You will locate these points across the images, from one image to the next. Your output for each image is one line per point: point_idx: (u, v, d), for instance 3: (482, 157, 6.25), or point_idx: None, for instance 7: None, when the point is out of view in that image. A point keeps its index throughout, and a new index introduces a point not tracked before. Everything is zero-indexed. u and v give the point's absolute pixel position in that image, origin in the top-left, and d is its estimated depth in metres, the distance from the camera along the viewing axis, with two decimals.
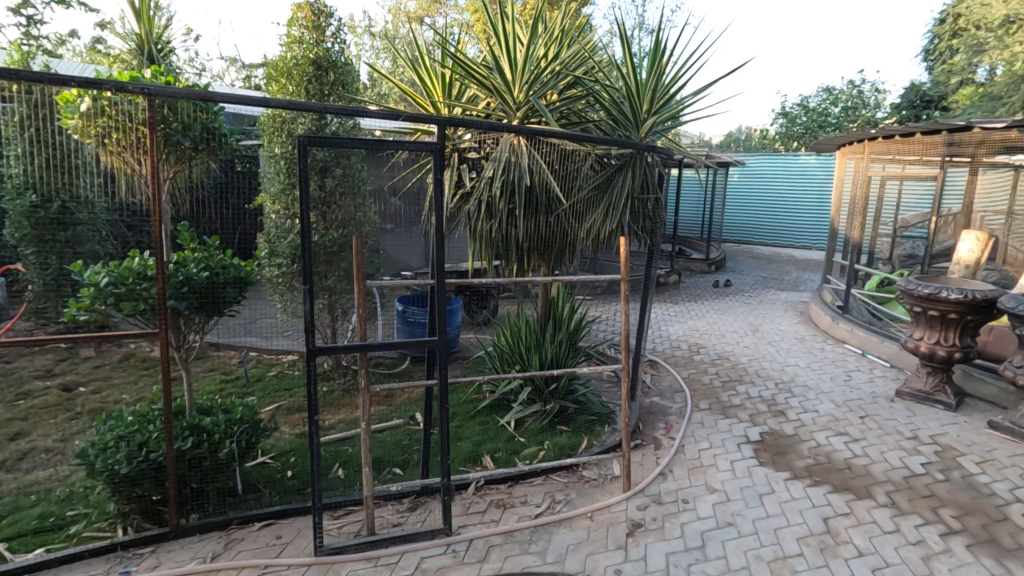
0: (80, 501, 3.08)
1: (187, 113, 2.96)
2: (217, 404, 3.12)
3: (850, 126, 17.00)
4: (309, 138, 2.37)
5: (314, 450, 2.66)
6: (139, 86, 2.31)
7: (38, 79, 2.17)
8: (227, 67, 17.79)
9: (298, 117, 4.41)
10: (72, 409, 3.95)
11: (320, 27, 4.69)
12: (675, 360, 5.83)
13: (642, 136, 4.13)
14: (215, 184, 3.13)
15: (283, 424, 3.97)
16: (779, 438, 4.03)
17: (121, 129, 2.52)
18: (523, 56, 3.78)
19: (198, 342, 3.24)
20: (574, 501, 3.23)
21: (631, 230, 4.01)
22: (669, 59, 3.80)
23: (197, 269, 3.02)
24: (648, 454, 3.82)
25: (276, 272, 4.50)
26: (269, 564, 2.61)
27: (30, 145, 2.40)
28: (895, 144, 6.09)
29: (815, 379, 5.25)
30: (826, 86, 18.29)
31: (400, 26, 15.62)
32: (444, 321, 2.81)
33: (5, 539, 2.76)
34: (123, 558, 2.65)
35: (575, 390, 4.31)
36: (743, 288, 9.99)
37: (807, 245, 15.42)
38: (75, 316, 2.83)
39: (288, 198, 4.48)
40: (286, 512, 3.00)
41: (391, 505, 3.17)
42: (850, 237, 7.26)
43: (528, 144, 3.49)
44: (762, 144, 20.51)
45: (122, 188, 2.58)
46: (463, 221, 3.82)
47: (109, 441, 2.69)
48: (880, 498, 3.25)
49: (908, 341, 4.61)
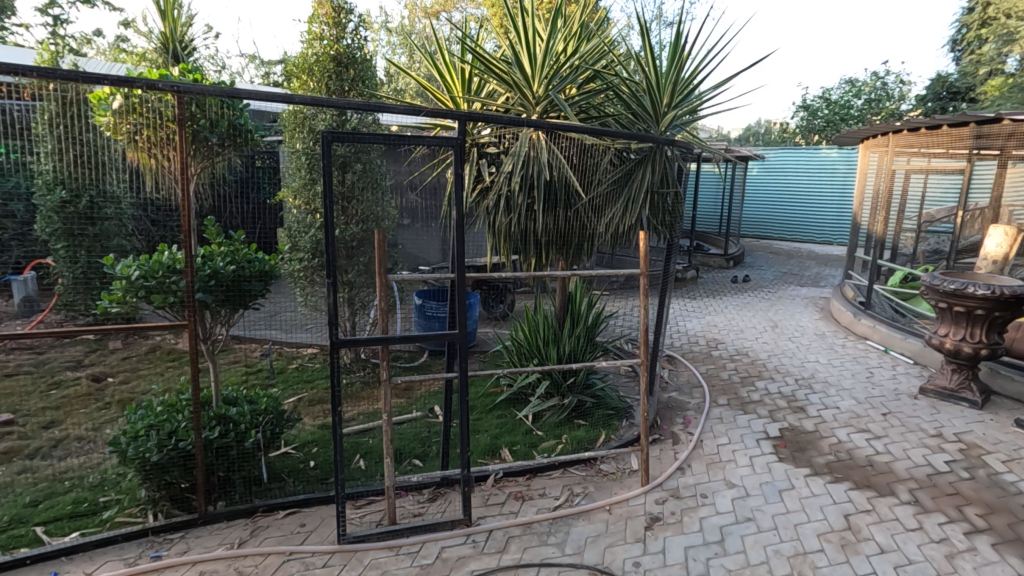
0: (112, 488, 3.18)
1: (215, 110, 2.97)
2: (242, 395, 3.19)
3: (874, 119, 16.65)
4: (333, 134, 2.47)
5: (337, 440, 2.71)
6: (169, 84, 2.37)
7: (72, 77, 2.24)
8: (247, 64, 17.99)
9: (318, 113, 4.50)
10: (101, 400, 4.18)
11: (341, 24, 4.73)
12: (692, 355, 5.81)
13: (662, 131, 4.08)
14: (237, 179, 3.09)
15: (305, 415, 4.05)
16: (799, 435, 4.00)
17: (151, 126, 2.61)
18: (543, 50, 3.78)
19: (223, 335, 3.34)
20: (592, 494, 3.25)
21: (651, 225, 3.98)
22: (690, 52, 3.78)
23: (223, 263, 3.16)
24: (666, 449, 3.82)
25: (297, 265, 4.63)
26: (294, 551, 2.67)
27: (61, 143, 2.45)
28: (920, 137, 6.03)
29: (836, 375, 5.19)
30: (848, 77, 17.94)
31: (417, 21, 15.71)
32: (464, 314, 2.87)
33: (43, 523, 2.88)
34: (154, 543, 2.74)
35: (593, 384, 4.31)
36: (762, 283, 9.89)
37: (826, 241, 15.22)
38: (106, 308, 2.91)
39: (309, 193, 4.54)
40: (309, 502, 3.06)
41: (412, 495, 3.22)
42: (872, 232, 7.14)
43: (547, 138, 3.45)
44: (781, 138, 20.18)
45: (148, 184, 2.64)
46: (482, 215, 3.78)
47: (140, 429, 2.78)
48: (902, 495, 3.21)
49: (933, 337, 4.55)
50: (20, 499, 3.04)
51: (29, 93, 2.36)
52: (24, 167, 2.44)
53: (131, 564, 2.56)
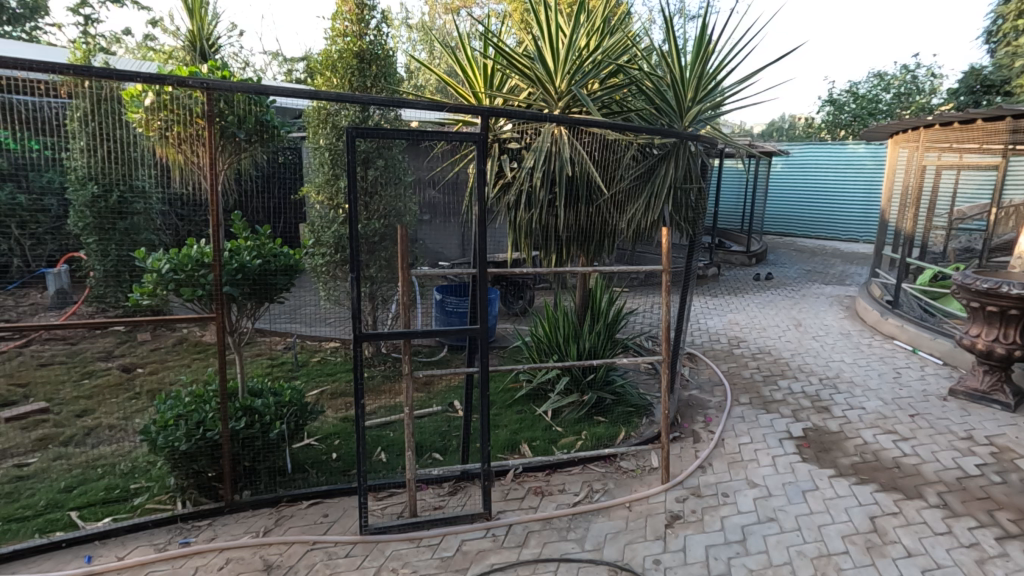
0: (142, 475, 3.26)
1: (242, 107, 3.01)
2: (267, 387, 3.25)
3: (903, 114, 16.20)
4: (357, 130, 2.48)
5: (360, 432, 2.75)
6: (199, 81, 2.41)
7: (107, 75, 2.29)
8: (270, 61, 18.14)
9: (341, 109, 4.46)
10: (131, 390, 4.21)
11: (363, 20, 4.76)
12: (713, 353, 5.76)
13: (686, 126, 4.04)
14: (261, 175, 3.17)
15: (328, 408, 4.10)
16: (824, 435, 3.93)
17: (181, 122, 2.66)
18: (566, 45, 3.75)
19: (249, 329, 3.40)
20: (611, 491, 3.24)
21: (674, 221, 3.97)
22: (716, 45, 3.73)
23: (250, 258, 3.23)
24: (687, 447, 3.80)
25: (320, 260, 4.70)
26: (317, 540, 2.71)
27: (93, 139, 2.49)
28: (953, 132, 5.81)
29: (861, 375, 5.09)
30: (876, 71, 17.50)
31: (437, 17, 15.74)
32: (486, 310, 2.86)
33: (78, 507, 2.97)
34: (183, 529, 2.81)
35: (613, 380, 4.31)
36: (785, 281, 9.71)
37: (851, 240, 14.93)
38: (137, 301, 3.01)
39: (332, 188, 4.62)
40: (332, 493, 3.11)
41: (432, 488, 3.24)
42: (901, 228, 6.97)
43: (569, 134, 3.50)
44: (806, 133, 19.74)
45: (177, 180, 2.68)
46: (503, 211, 3.81)
47: (169, 419, 2.85)
48: (931, 498, 3.14)
49: (965, 338, 4.44)
50: (56, 484, 3.15)
51: (65, 90, 2.40)
52: (57, 164, 2.50)
53: (161, 550, 2.63)
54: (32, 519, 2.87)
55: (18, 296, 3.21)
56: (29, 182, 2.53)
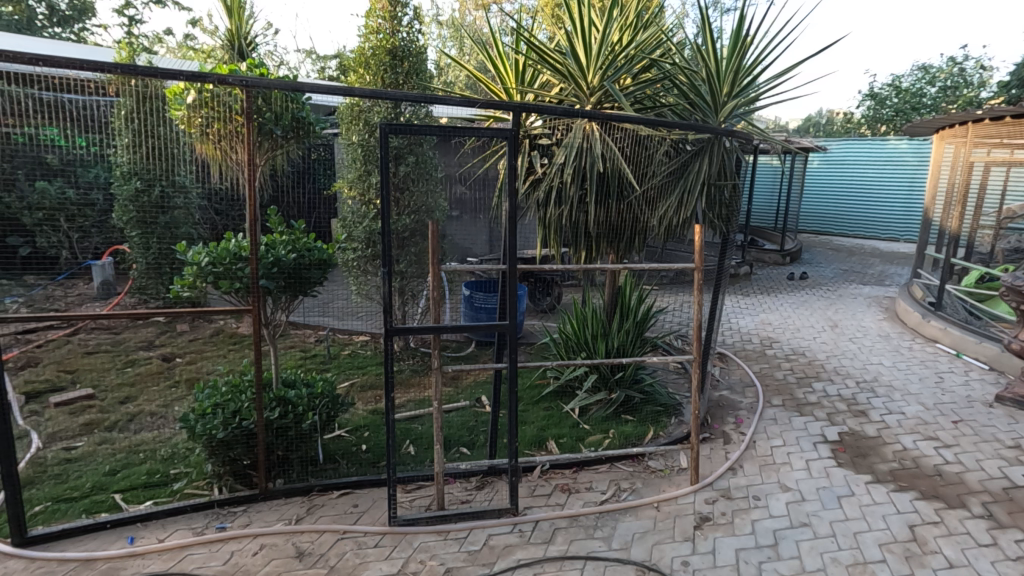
0: (181, 461, 3.38)
1: (279, 104, 3.10)
2: (300, 378, 3.33)
3: (949, 108, 15.49)
4: (390, 126, 2.50)
5: (389, 424, 2.78)
6: (238, 78, 2.46)
7: (151, 73, 2.36)
8: (304, 59, 18.42)
9: (374, 106, 4.56)
10: (171, 377, 4.37)
11: (396, 17, 4.81)
12: (745, 353, 5.66)
13: (721, 121, 3.95)
14: (294, 170, 3.22)
15: (358, 400, 4.18)
16: (860, 440, 3.81)
17: (221, 119, 2.76)
18: (599, 40, 3.71)
19: (283, 321, 3.50)
20: (639, 491, 3.21)
21: (707, 219, 3.86)
22: (754, 38, 3.63)
23: (285, 252, 3.31)
24: (716, 448, 3.73)
25: (351, 255, 4.64)
26: (347, 530, 2.76)
27: (137, 136, 2.55)
28: (1005, 126, 5.53)
29: (901, 379, 4.92)
30: (920, 63, 16.86)
31: (467, 14, 15.76)
32: (515, 305, 2.86)
33: (121, 490, 3.08)
34: (219, 514, 2.89)
35: (641, 379, 4.27)
36: (821, 281, 9.44)
37: (891, 239, 14.45)
38: (178, 293, 3.15)
39: (365, 184, 4.60)
40: (361, 483, 3.16)
41: (459, 483, 3.27)
42: (945, 227, 6.72)
43: (601, 130, 3.41)
44: (845, 128, 19.15)
45: (215, 175, 2.78)
46: (533, 208, 3.75)
47: (207, 407, 2.94)
48: (975, 508, 3.02)
49: (1014, 342, 4.23)
50: (101, 468, 3.28)
51: (113, 88, 2.50)
52: (103, 159, 2.58)
53: (199, 533, 2.72)
54: (79, 500, 2.99)
55: (68, 287, 3.29)
56: (78, 178, 2.61)
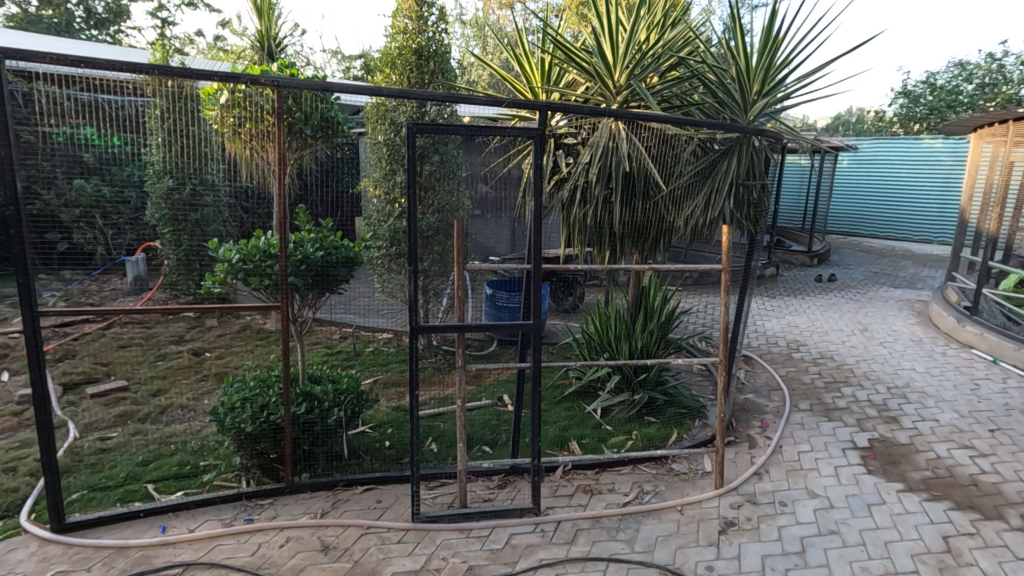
0: (210, 453, 3.46)
1: (308, 104, 3.24)
2: (325, 373, 3.38)
3: (987, 106, 15.02)
4: (417, 125, 2.53)
5: (413, 421, 2.80)
6: (270, 79, 2.51)
7: (185, 74, 2.42)
8: (330, 59, 18.67)
9: (400, 106, 4.65)
10: (200, 370, 4.57)
11: (422, 17, 4.83)
12: (771, 356, 5.56)
13: (750, 120, 3.87)
14: (320, 169, 3.20)
15: (381, 397, 4.23)
16: (891, 447, 3.72)
17: (252, 120, 2.80)
18: (627, 39, 3.69)
19: (310, 317, 3.54)
20: (663, 492, 3.19)
21: (735, 219, 3.80)
22: (786, 35, 3.55)
23: (313, 249, 3.38)
24: (741, 452, 3.68)
25: (376, 253, 4.72)
26: (370, 525, 2.79)
27: (169, 135, 2.64)
28: None
29: (934, 385, 4.78)
30: (957, 60, 16.37)
31: (491, 13, 15.77)
32: (539, 305, 2.85)
33: (153, 480, 3.17)
34: (247, 506, 2.95)
35: (665, 380, 4.22)
36: (850, 284, 9.21)
37: (925, 241, 14.06)
38: (209, 289, 3.20)
39: (390, 182, 4.66)
40: (385, 479, 3.20)
41: (481, 481, 3.28)
42: (983, 229, 6.50)
43: (627, 128, 3.37)
44: (877, 126, 18.71)
45: (244, 174, 2.83)
46: (557, 207, 3.73)
47: (236, 402, 3.00)
48: (1013, 521, 2.92)
49: None
50: (135, 458, 3.38)
51: (148, 89, 2.57)
52: (137, 158, 2.66)
53: (227, 525, 2.78)
54: (114, 488, 3.09)
55: (102, 282, 3.38)
56: (112, 176, 2.65)
